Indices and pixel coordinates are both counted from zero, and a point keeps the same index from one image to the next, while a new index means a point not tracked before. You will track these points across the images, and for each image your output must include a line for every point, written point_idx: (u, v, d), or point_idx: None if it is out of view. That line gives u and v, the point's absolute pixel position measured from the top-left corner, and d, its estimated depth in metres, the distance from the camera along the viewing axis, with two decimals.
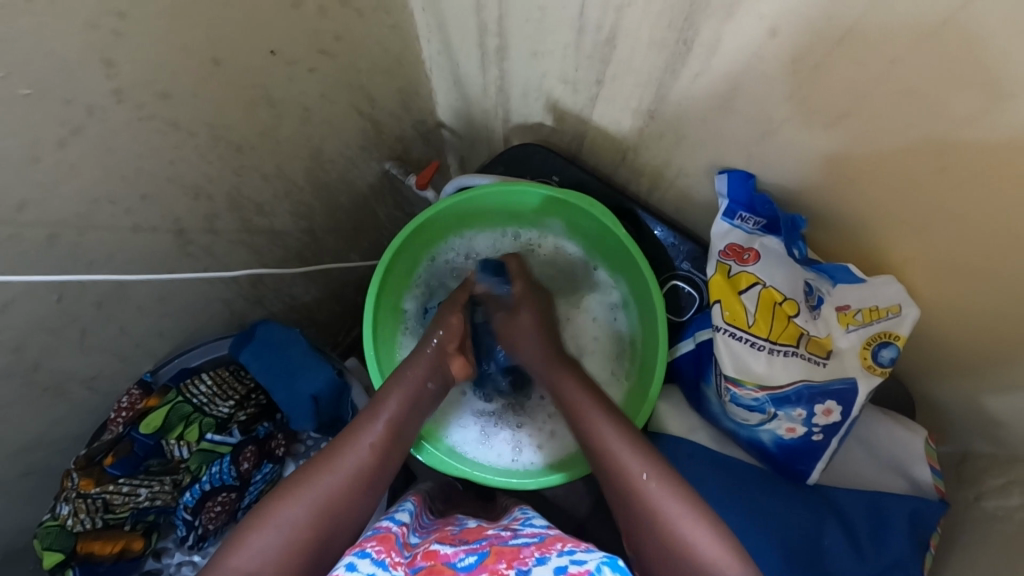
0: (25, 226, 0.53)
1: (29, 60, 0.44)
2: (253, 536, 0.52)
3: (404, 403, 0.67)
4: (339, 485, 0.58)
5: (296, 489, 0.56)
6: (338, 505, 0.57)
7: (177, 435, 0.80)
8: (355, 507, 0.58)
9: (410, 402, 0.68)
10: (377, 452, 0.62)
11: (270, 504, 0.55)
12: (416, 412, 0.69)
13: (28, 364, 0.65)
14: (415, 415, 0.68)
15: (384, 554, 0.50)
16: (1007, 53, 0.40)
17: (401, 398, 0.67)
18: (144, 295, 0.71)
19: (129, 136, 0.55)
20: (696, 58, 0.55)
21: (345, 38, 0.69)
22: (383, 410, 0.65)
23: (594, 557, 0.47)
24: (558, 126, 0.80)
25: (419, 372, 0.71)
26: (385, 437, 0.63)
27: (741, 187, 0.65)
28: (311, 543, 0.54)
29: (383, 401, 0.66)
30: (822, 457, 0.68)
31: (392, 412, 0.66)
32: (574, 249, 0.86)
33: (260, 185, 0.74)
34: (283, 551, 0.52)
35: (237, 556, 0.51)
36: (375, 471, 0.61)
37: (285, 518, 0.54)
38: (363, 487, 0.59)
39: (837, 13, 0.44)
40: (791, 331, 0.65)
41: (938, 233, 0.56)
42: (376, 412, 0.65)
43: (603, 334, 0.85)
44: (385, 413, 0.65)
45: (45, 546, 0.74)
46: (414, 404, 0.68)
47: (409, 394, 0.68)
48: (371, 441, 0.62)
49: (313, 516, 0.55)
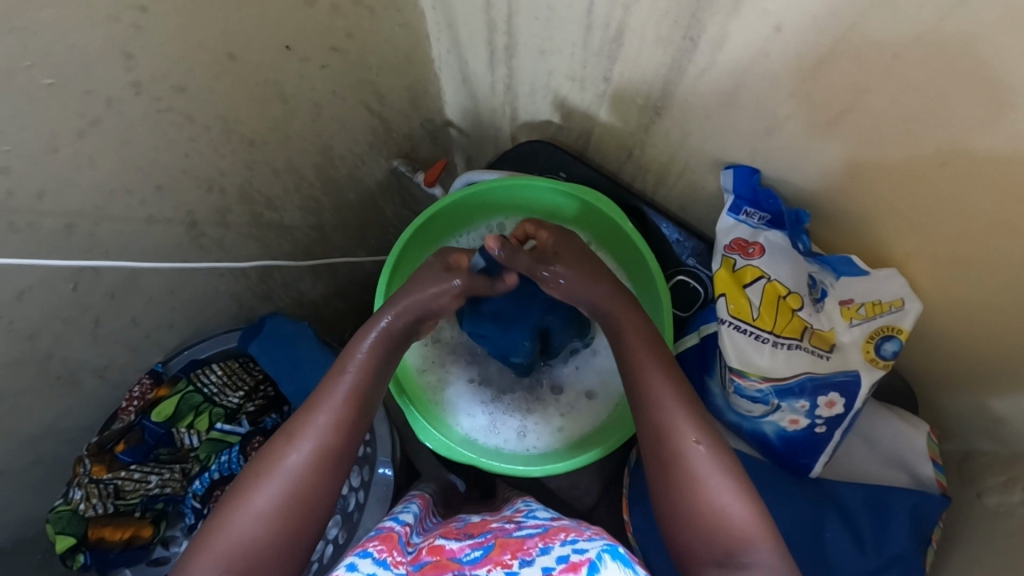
0: (43, 215, 0.54)
1: (52, 51, 0.46)
2: (219, 538, 0.50)
3: (371, 358, 0.63)
4: (302, 470, 0.54)
5: (258, 477, 0.54)
6: (307, 492, 0.54)
7: (188, 424, 0.82)
8: (326, 486, 0.55)
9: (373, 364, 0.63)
10: (340, 425, 0.58)
11: (234, 497, 0.53)
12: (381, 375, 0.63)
13: (42, 353, 0.66)
14: (379, 376, 0.63)
15: (386, 555, 0.50)
16: (1005, 45, 0.41)
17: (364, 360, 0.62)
18: (155, 287, 0.72)
19: (146, 128, 0.56)
20: (703, 54, 0.56)
21: (356, 36, 0.70)
22: (340, 378, 0.61)
23: (595, 546, 0.47)
24: (565, 123, 0.81)
25: (385, 323, 0.65)
26: (350, 405, 0.59)
27: (746, 182, 0.66)
28: (286, 529, 0.52)
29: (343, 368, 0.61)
30: (824, 450, 0.69)
31: (358, 374, 0.61)
32: (571, 233, 0.85)
33: (271, 179, 0.75)
34: (253, 545, 0.50)
35: (216, 548, 0.50)
36: (342, 445, 0.57)
37: (252, 510, 0.52)
38: (330, 466, 0.56)
39: (839, 12, 0.45)
40: (796, 324, 0.67)
41: (941, 228, 0.57)
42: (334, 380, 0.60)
43: None
44: (348, 375, 0.61)
45: (57, 530, 0.75)
46: (386, 351, 0.64)
47: (379, 340, 0.64)
48: (330, 415, 0.58)
49: (282, 504, 0.52)
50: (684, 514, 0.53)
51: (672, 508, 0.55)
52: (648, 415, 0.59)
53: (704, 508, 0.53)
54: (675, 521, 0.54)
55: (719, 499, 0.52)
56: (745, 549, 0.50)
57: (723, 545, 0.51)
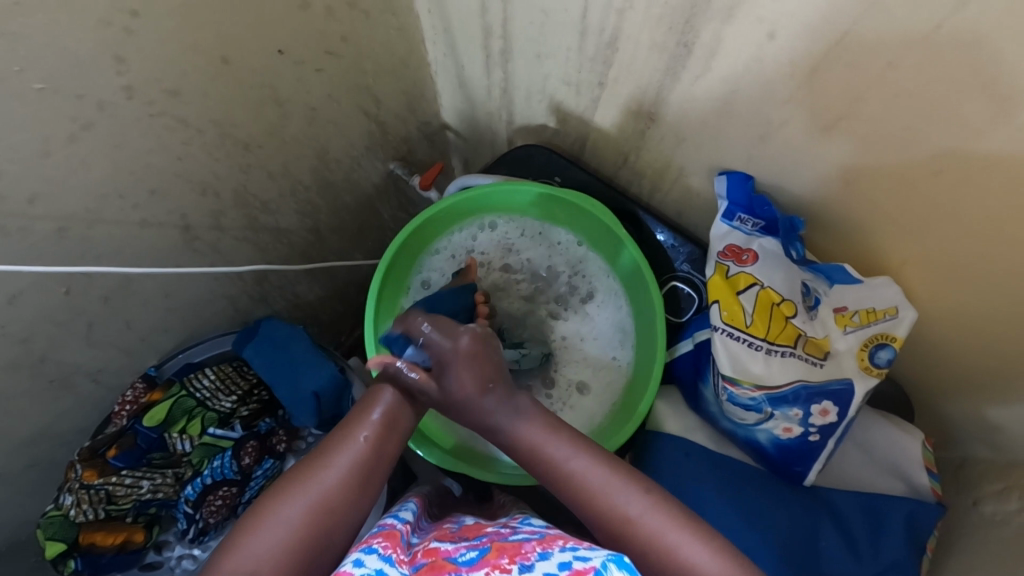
0: (35, 219, 0.54)
1: (43, 55, 0.46)
2: (242, 548, 0.50)
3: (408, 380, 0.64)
4: (333, 486, 0.54)
5: (288, 492, 0.53)
6: (335, 508, 0.53)
7: (180, 429, 0.81)
8: (356, 506, 0.55)
9: (406, 392, 0.63)
10: (372, 446, 0.58)
11: (263, 508, 0.53)
12: (415, 405, 0.64)
13: (34, 356, 0.66)
14: (413, 407, 0.64)
15: (390, 550, 0.49)
16: (1003, 53, 0.40)
17: (398, 387, 0.63)
18: (149, 290, 0.72)
19: (138, 132, 0.56)
20: (696, 60, 0.56)
21: (351, 39, 0.70)
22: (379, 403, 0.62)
23: (600, 554, 0.46)
24: (561, 128, 0.80)
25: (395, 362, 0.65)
26: (382, 429, 0.60)
27: (740, 188, 0.66)
28: (311, 543, 0.51)
29: (376, 394, 0.62)
30: (818, 458, 0.68)
31: (394, 401, 0.62)
32: (563, 234, 0.85)
33: (266, 183, 0.75)
34: (275, 555, 0.49)
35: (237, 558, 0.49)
36: (374, 468, 0.57)
37: (280, 520, 0.51)
38: (362, 487, 0.56)
39: (833, 17, 0.45)
40: (789, 332, 0.66)
41: (936, 236, 0.57)
42: (368, 404, 0.61)
43: (596, 308, 0.85)
44: (379, 402, 0.62)
45: (48, 535, 0.75)
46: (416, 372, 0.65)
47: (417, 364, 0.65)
48: (365, 435, 0.58)
49: (308, 519, 0.52)
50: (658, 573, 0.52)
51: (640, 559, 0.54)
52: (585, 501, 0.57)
53: (675, 561, 0.52)
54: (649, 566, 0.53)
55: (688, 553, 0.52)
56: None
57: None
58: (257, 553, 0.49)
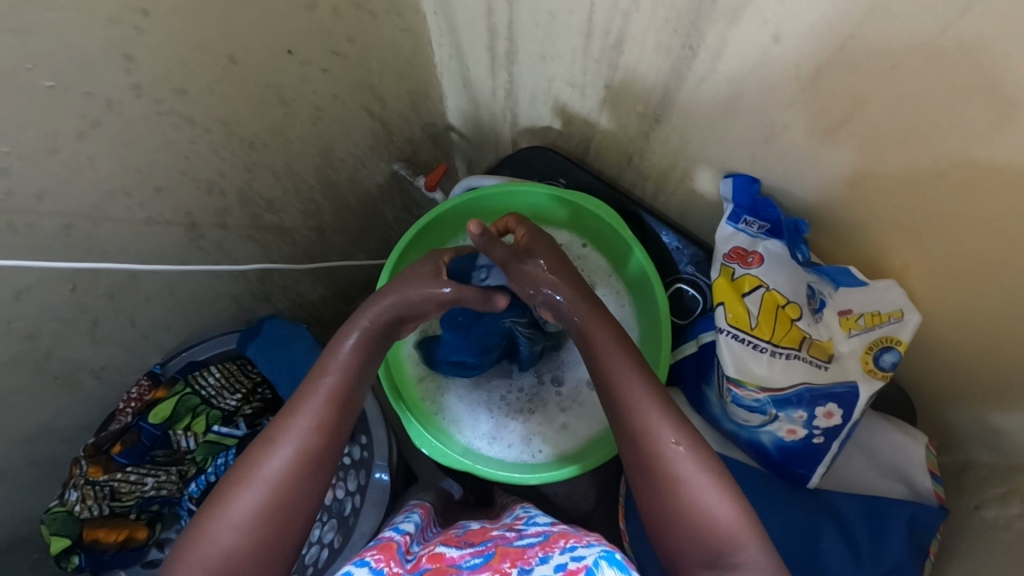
0: (42, 215, 0.55)
1: (52, 52, 0.46)
2: (197, 548, 0.50)
3: (350, 360, 0.63)
4: (281, 474, 0.54)
5: (241, 483, 0.54)
6: (289, 499, 0.54)
7: (184, 426, 0.81)
8: (311, 492, 0.55)
9: (349, 372, 0.62)
10: (321, 429, 0.58)
11: (216, 506, 0.53)
12: (359, 382, 0.63)
13: (39, 353, 0.66)
14: (358, 385, 0.63)
15: (385, 562, 0.49)
16: (1009, 59, 0.40)
17: (337, 368, 0.62)
18: (153, 287, 0.72)
19: (145, 130, 0.56)
20: (702, 62, 0.56)
21: (357, 39, 0.70)
22: (318, 384, 0.60)
23: (593, 552, 0.46)
24: (566, 130, 0.80)
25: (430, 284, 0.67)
26: (328, 412, 0.59)
27: (745, 191, 0.66)
28: (266, 538, 0.52)
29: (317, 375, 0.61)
30: (822, 461, 0.69)
31: (338, 375, 0.61)
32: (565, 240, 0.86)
33: (271, 182, 0.75)
34: (229, 554, 0.50)
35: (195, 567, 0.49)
36: (323, 448, 0.57)
37: (233, 517, 0.52)
38: (309, 473, 0.56)
39: (839, 20, 0.45)
40: (794, 334, 0.66)
41: (941, 240, 0.57)
42: (313, 387, 0.60)
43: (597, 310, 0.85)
44: (327, 382, 0.61)
45: (52, 531, 0.76)
46: (363, 350, 0.64)
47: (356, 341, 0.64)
48: (309, 420, 0.58)
49: (264, 507, 0.53)
50: (676, 530, 0.54)
51: (679, 537, 0.53)
52: (624, 419, 0.60)
53: (690, 512, 0.53)
54: (685, 542, 0.53)
55: (705, 502, 0.53)
56: (735, 552, 0.51)
57: (713, 546, 0.52)
58: (214, 551, 0.50)
